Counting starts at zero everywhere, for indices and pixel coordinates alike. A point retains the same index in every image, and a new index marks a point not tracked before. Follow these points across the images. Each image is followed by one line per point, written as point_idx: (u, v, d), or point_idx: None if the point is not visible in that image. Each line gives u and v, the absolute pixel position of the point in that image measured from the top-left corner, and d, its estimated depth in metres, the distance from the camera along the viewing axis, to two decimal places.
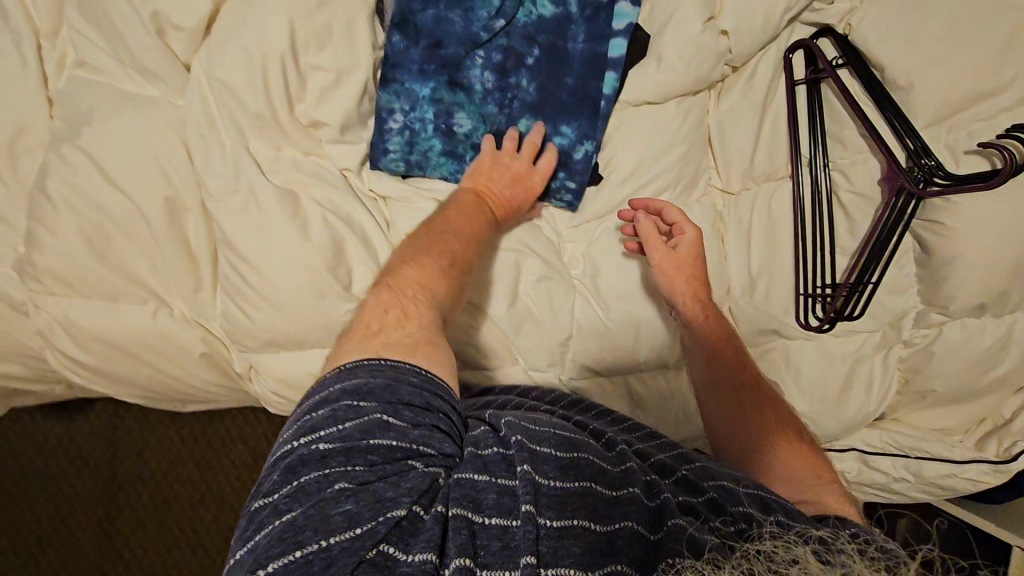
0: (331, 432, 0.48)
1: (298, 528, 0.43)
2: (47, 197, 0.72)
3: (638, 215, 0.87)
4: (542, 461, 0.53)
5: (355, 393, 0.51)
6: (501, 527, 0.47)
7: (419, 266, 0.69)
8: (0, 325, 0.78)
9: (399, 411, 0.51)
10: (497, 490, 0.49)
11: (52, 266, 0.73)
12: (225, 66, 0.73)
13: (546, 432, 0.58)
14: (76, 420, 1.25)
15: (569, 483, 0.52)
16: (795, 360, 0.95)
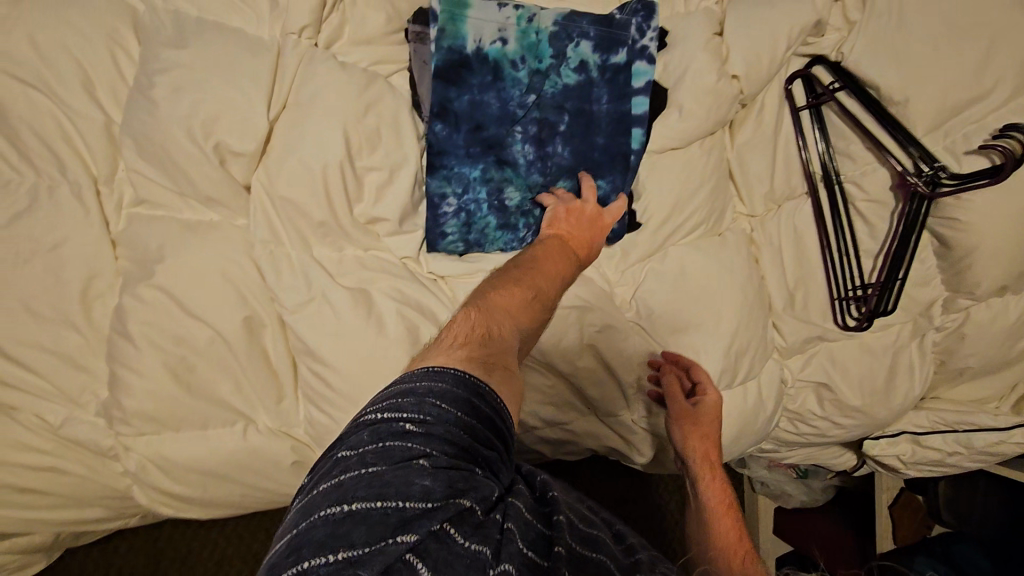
0: (417, 409, 0.47)
1: (378, 478, 0.41)
2: (128, 339, 0.72)
3: (664, 369, 0.93)
4: (571, 529, 0.50)
5: (445, 390, 0.49)
6: (536, 562, 0.42)
7: (507, 304, 0.68)
8: (85, 473, 0.75)
9: (480, 417, 0.49)
10: (537, 532, 0.46)
11: (140, 406, 0.72)
12: (286, 183, 0.75)
13: (573, 504, 0.56)
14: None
15: (591, 552, 0.49)
16: (840, 361, 1.02)
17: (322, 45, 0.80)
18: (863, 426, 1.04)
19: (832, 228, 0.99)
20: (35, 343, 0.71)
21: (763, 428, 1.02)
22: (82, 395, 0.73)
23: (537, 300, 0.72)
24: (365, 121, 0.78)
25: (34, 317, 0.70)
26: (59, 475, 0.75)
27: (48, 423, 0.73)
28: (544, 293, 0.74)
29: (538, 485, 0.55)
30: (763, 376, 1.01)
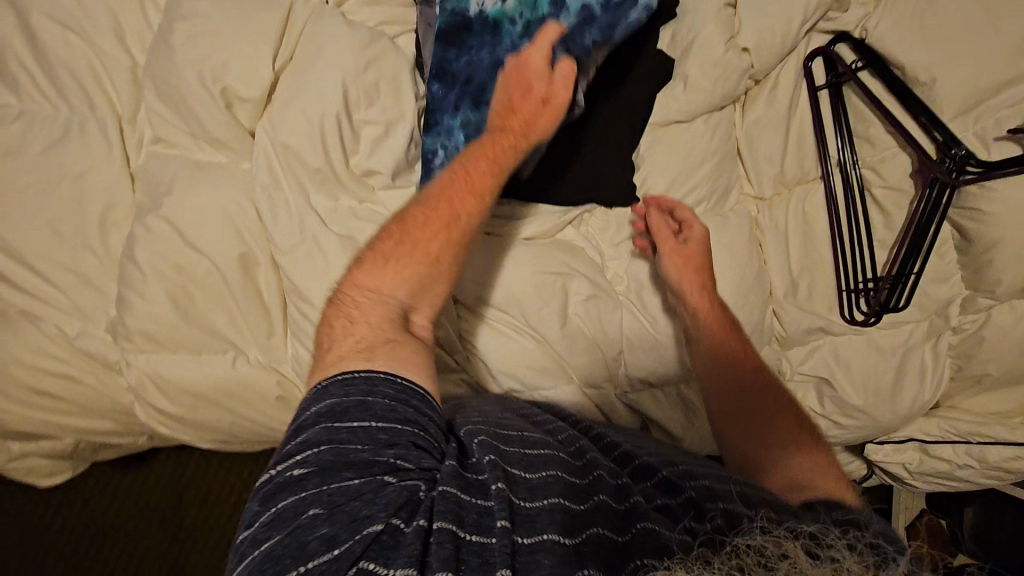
0: (306, 459, 0.49)
1: (277, 554, 0.44)
2: (136, 264, 0.78)
3: (651, 212, 0.92)
4: (516, 483, 0.53)
5: (329, 416, 0.51)
6: (481, 545, 0.46)
7: (377, 270, 0.67)
8: (94, 384, 0.83)
9: (376, 429, 0.51)
10: (476, 510, 0.49)
11: (142, 326, 0.79)
12: (286, 129, 0.80)
13: (513, 458, 0.57)
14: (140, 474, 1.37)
15: (538, 501, 0.52)
16: (844, 357, 0.96)
17: (333, 4, 0.85)
18: (867, 428, 0.97)
19: (845, 216, 0.95)
20: (59, 261, 0.79)
21: None
22: (95, 312, 0.80)
23: (415, 253, 0.69)
24: (365, 76, 0.82)
25: (59, 237, 0.79)
26: (72, 385, 0.83)
27: (65, 335, 0.81)
28: (435, 236, 0.70)
29: (471, 450, 0.57)
30: None
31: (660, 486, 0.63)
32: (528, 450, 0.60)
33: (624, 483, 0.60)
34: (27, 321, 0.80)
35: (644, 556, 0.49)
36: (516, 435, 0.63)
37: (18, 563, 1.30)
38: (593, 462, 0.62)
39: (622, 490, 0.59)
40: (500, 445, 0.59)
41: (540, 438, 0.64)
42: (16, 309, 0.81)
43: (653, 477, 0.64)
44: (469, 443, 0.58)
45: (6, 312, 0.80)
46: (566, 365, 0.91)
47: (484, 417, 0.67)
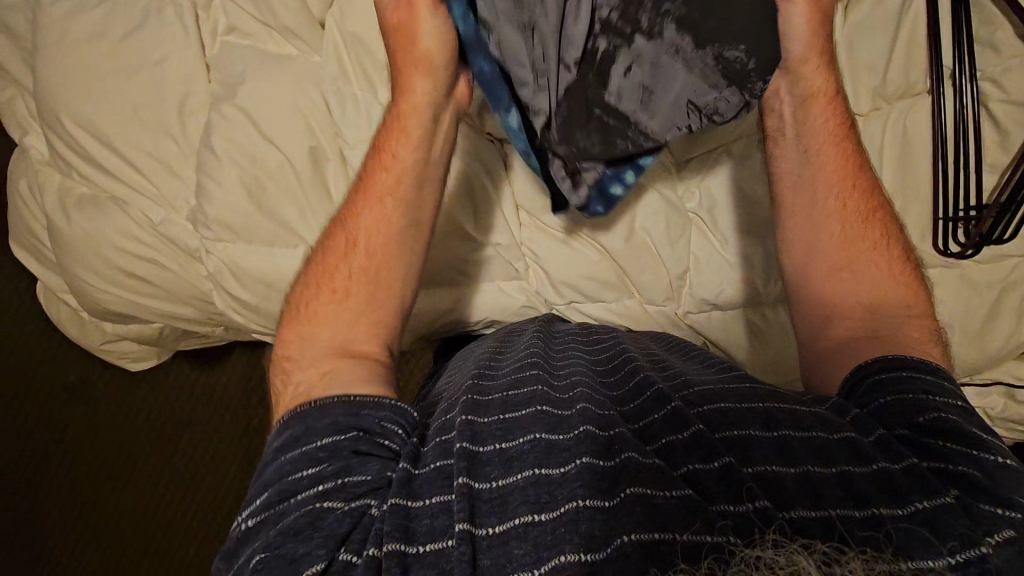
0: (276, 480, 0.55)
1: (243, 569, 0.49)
2: (213, 152, 0.81)
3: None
4: (484, 463, 0.54)
5: (282, 448, 0.57)
6: (436, 553, 0.47)
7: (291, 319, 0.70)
8: (175, 269, 0.88)
9: (325, 453, 0.55)
10: (433, 510, 0.51)
11: (218, 214, 0.82)
12: (357, 19, 0.80)
13: (489, 432, 0.58)
14: (212, 371, 1.48)
15: (511, 479, 0.52)
16: (934, 292, 0.89)
17: None
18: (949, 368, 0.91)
19: (953, 134, 0.85)
20: (143, 147, 0.82)
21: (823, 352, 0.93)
22: (176, 199, 0.84)
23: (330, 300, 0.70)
24: None
25: (142, 123, 0.82)
26: (156, 269, 0.88)
27: (149, 220, 0.85)
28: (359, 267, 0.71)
29: (449, 428, 0.59)
30: None
31: (668, 425, 0.58)
32: (505, 416, 0.60)
33: (614, 430, 0.56)
34: (115, 206, 0.85)
35: (632, 530, 0.46)
36: (500, 399, 0.64)
37: (109, 437, 1.45)
38: (582, 412, 0.59)
39: (607, 446, 0.54)
40: (478, 419, 0.59)
41: (535, 394, 0.64)
42: (107, 194, 0.86)
43: (646, 395, 0.64)
44: (450, 422, 0.60)
45: (99, 196, 0.86)
46: (626, 278, 0.90)
47: (480, 380, 0.69)
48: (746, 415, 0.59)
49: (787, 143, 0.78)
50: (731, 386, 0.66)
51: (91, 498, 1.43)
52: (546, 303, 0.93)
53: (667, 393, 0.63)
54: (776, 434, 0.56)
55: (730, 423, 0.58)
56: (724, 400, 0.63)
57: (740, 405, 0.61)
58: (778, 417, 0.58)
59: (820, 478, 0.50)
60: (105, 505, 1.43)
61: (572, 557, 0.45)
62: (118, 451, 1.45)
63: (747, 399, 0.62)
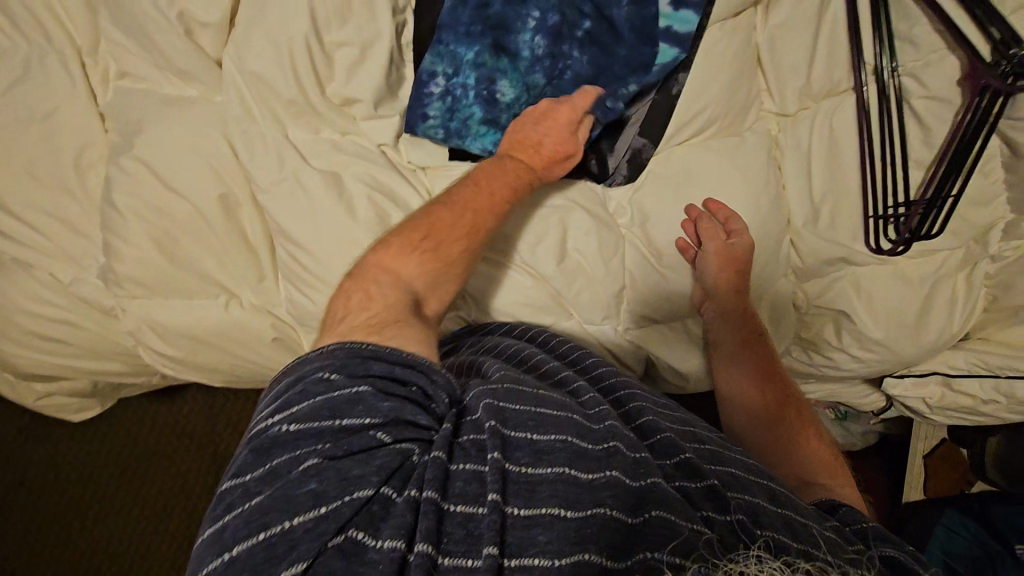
0: (328, 394, 0.51)
1: (276, 470, 0.47)
2: (115, 207, 0.77)
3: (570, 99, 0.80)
4: (514, 447, 0.52)
5: (329, 369, 0.53)
6: (467, 514, 0.47)
7: (397, 255, 0.69)
8: (93, 328, 0.84)
9: (386, 398, 0.53)
10: (465, 476, 0.49)
11: (130, 271, 0.78)
12: (253, 56, 0.75)
13: (521, 420, 0.55)
14: (172, 403, 1.46)
15: (543, 469, 0.50)
16: (866, 288, 0.90)
17: None
18: (887, 361, 0.92)
19: (878, 131, 0.84)
20: (42, 205, 0.78)
21: None
22: (83, 258, 0.80)
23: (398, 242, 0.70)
24: None
25: (39, 181, 0.77)
26: (73, 329, 0.84)
27: (58, 281, 0.81)
28: (454, 223, 0.73)
29: (475, 409, 0.56)
30: (770, 296, 0.93)
31: (681, 474, 0.57)
32: (537, 409, 0.57)
33: (642, 455, 0.55)
34: (18, 268, 0.81)
35: (655, 548, 0.47)
36: (532, 391, 0.60)
37: (71, 476, 1.42)
38: (613, 428, 0.57)
39: (639, 469, 0.53)
40: (507, 406, 0.56)
41: (559, 403, 0.59)
42: (8, 256, 0.81)
43: (657, 439, 0.62)
44: (476, 403, 0.57)
45: (1, 258, 0.81)
46: (563, 300, 0.88)
47: (506, 371, 0.65)
48: (753, 484, 0.58)
49: (705, 288, 0.89)
50: (736, 453, 0.65)
51: (51, 541, 1.39)
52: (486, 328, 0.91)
53: (680, 441, 0.61)
54: (779, 509, 0.55)
55: (742, 488, 0.57)
56: (735, 466, 0.61)
57: (751, 477, 0.60)
58: (782, 499, 0.57)
59: (805, 532, 0.53)
60: (67, 547, 1.39)
61: (595, 557, 0.46)
62: (80, 490, 1.41)
63: (754, 471, 0.61)
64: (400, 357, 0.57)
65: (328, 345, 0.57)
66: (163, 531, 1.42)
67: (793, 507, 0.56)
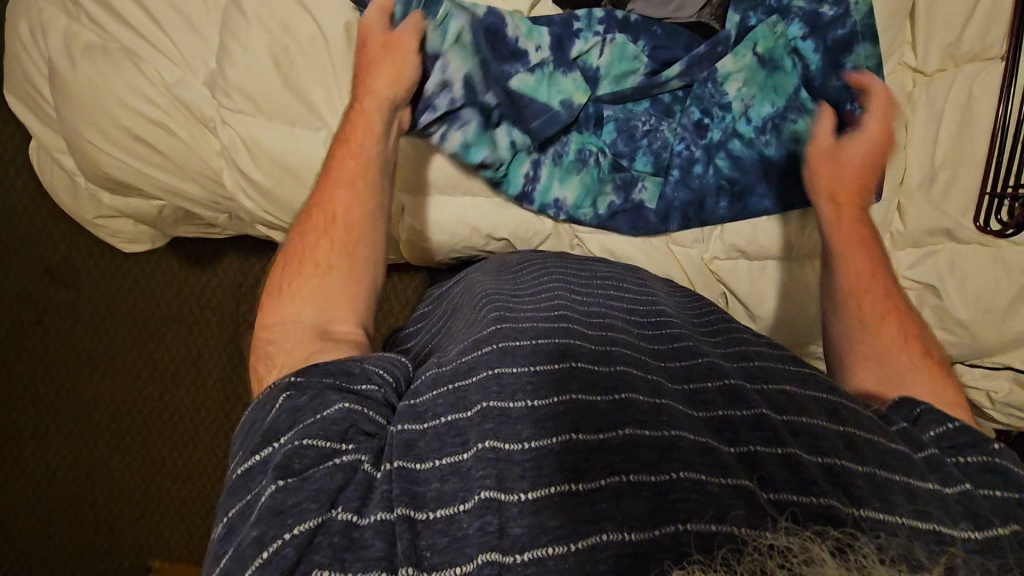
0: (277, 417, 0.52)
1: (235, 527, 0.47)
2: (240, 10, 0.75)
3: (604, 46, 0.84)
4: (515, 420, 0.51)
5: (283, 400, 0.53)
6: (447, 518, 0.45)
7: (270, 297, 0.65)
8: (184, 139, 0.81)
9: (304, 393, 0.53)
10: (442, 475, 0.48)
11: (241, 81, 0.76)
12: None
13: (517, 387, 0.55)
14: (202, 271, 1.34)
15: (545, 441, 0.49)
16: (962, 267, 0.87)
17: None
18: (967, 347, 0.90)
19: (1015, 105, 0.82)
20: None
21: None
22: (193, 61, 0.78)
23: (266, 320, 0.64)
24: None
25: None
26: (164, 137, 0.81)
27: (162, 79, 0.79)
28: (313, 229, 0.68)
29: (467, 374, 0.57)
30: None
31: (724, 397, 0.57)
32: (536, 368, 0.57)
33: (661, 401, 0.55)
34: (124, 58, 0.78)
35: (687, 518, 0.44)
36: (530, 346, 0.60)
37: (86, 326, 1.35)
38: (625, 377, 0.57)
39: (651, 421, 0.52)
40: (506, 370, 0.56)
41: (570, 347, 0.60)
42: (116, 44, 0.79)
43: (699, 360, 0.64)
44: (472, 369, 0.57)
45: (108, 45, 0.79)
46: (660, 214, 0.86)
47: (505, 323, 0.65)
48: (809, 400, 0.58)
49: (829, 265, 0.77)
50: (786, 365, 0.64)
51: (59, 386, 1.36)
52: (570, 231, 0.89)
53: (723, 367, 0.62)
54: (840, 428, 0.54)
55: (792, 405, 0.57)
56: (786, 381, 0.61)
57: (806, 393, 0.59)
58: (846, 416, 0.56)
59: (885, 480, 0.49)
60: (76, 398, 1.36)
61: (615, 536, 0.43)
62: (93, 343, 1.35)
63: (803, 382, 0.61)
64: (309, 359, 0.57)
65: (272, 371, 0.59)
66: (175, 402, 1.37)
67: (859, 423, 0.55)
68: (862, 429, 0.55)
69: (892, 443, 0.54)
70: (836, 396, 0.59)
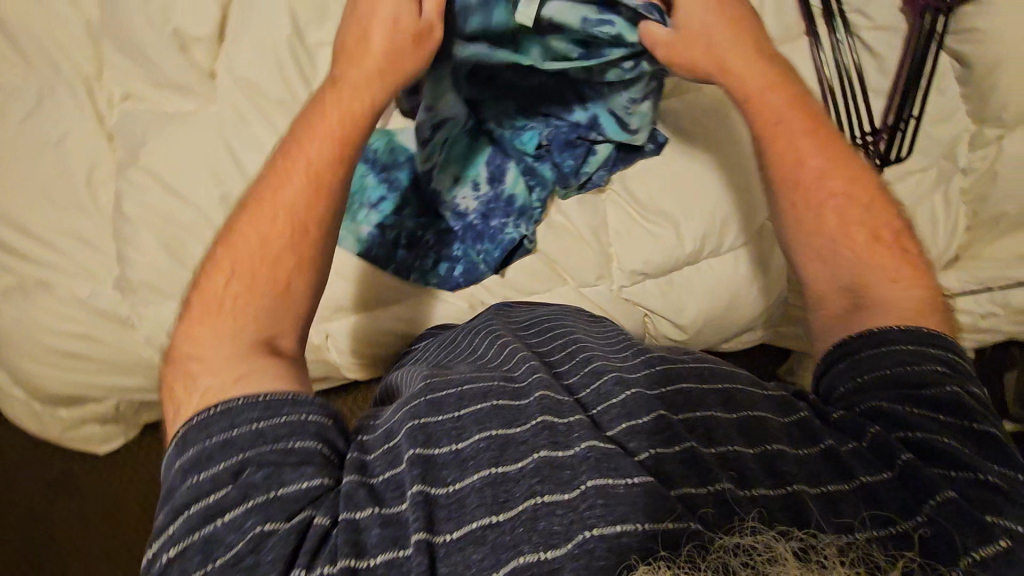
0: (193, 523, 0.45)
1: None
2: (126, 217, 0.82)
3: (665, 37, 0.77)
4: (440, 467, 0.50)
5: (211, 510, 0.45)
6: (388, 562, 0.45)
7: (212, 318, 0.57)
8: (109, 342, 0.87)
9: (251, 496, 0.46)
10: (382, 521, 0.48)
11: (143, 277, 0.82)
12: (242, 61, 0.81)
13: (440, 432, 0.53)
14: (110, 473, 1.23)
15: (467, 480, 0.50)
16: None
17: None
18: None
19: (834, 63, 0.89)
20: (59, 224, 0.83)
21: (754, 310, 0.97)
22: (98, 272, 0.85)
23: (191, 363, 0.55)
24: None
25: (54, 202, 0.83)
26: (92, 346, 0.87)
27: (75, 296, 0.85)
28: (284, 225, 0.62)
29: (393, 434, 0.54)
30: (758, 242, 0.94)
31: (629, 410, 0.57)
32: (460, 412, 0.55)
33: (574, 417, 0.55)
34: (41, 289, 0.85)
35: (595, 524, 0.46)
36: (454, 389, 0.58)
37: None
38: (539, 401, 0.56)
39: (562, 435, 0.52)
40: (433, 416, 0.54)
41: (487, 385, 0.58)
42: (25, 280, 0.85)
43: (604, 377, 0.62)
44: (396, 427, 0.55)
45: (17, 282, 0.85)
46: (557, 265, 0.91)
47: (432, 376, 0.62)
48: (707, 394, 0.60)
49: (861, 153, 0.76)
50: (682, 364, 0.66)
51: None
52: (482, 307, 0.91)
53: (627, 376, 0.62)
54: (738, 415, 0.58)
55: (693, 402, 0.59)
56: (686, 380, 0.62)
57: (705, 387, 0.62)
58: (738, 399, 0.60)
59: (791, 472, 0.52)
60: None
61: (531, 557, 0.45)
62: None
63: (710, 380, 0.63)
64: (250, 407, 0.50)
65: (177, 462, 0.49)
66: None
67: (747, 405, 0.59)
68: (732, 407, 0.59)
69: (786, 418, 0.58)
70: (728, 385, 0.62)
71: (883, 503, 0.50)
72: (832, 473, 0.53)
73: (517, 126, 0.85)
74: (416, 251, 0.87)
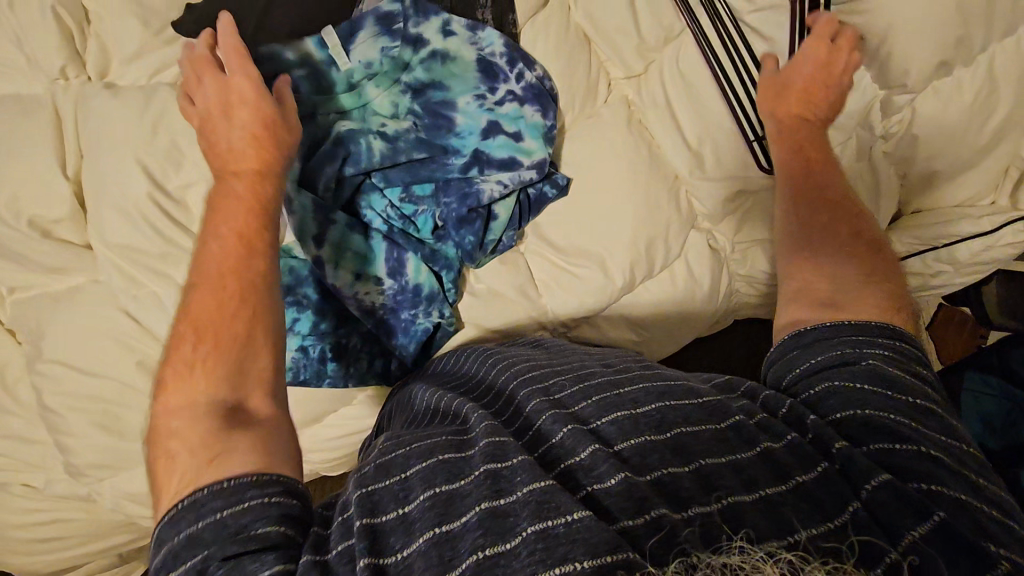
0: None
1: None
2: (51, 409, 0.81)
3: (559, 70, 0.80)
4: (387, 534, 0.44)
5: None
6: None
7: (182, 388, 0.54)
8: (83, 518, 0.88)
9: None
10: None
11: (88, 459, 0.82)
12: (110, 226, 0.77)
13: (389, 497, 0.47)
14: None
15: (414, 546, 0.42)
16: None
17: (96, 76, 0.78)
18: None
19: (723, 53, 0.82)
20: None
21: (702, 315, 0.95)
22: (46, 462, 0.85)
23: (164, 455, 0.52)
24: (157, 143, 0.76)
25: None
26: (66, 525, 0.88)
27: (34, 487, 0.86)
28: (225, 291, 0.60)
29: (341, 511, 0.48)
30: (689, 252, 0.91)
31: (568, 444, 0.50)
32: (408, 473, 0.49)
33: (519, 456, 0.48)
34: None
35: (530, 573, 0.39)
36: (402, 450, 0.52)
37: None
38: (485, 451, 0.49)
39: (506, 477, 0.46)
40: (382, 483, 0.48)
41: (437, 439, 0.53)
42: None
43: (544, 413, 0.54)
44: (345, 502, 0.49)
45: None
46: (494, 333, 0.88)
47: (384, 442, 0.56)
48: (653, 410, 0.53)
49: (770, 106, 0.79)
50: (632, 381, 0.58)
51: None
52: None
53: (571, 407, 0.54)
54: (668, 433, 0.50)
55: (627, 430, 0.51)
56: (637, 396, 0.55)
57: (658, 403, 0.53)
58: (678, 414, 0.52)
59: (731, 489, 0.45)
60: None
61: None
62: None
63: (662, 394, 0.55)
64: (215, 494, 0.46)
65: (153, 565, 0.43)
66: None
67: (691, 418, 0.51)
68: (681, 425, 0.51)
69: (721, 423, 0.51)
70: (679, 395, 0.54)
71: (828, 508, 0.43)
72: (771, 477, 0.46)
73: (408, 213, 0.83)
74: (345, 361, 0.84)
